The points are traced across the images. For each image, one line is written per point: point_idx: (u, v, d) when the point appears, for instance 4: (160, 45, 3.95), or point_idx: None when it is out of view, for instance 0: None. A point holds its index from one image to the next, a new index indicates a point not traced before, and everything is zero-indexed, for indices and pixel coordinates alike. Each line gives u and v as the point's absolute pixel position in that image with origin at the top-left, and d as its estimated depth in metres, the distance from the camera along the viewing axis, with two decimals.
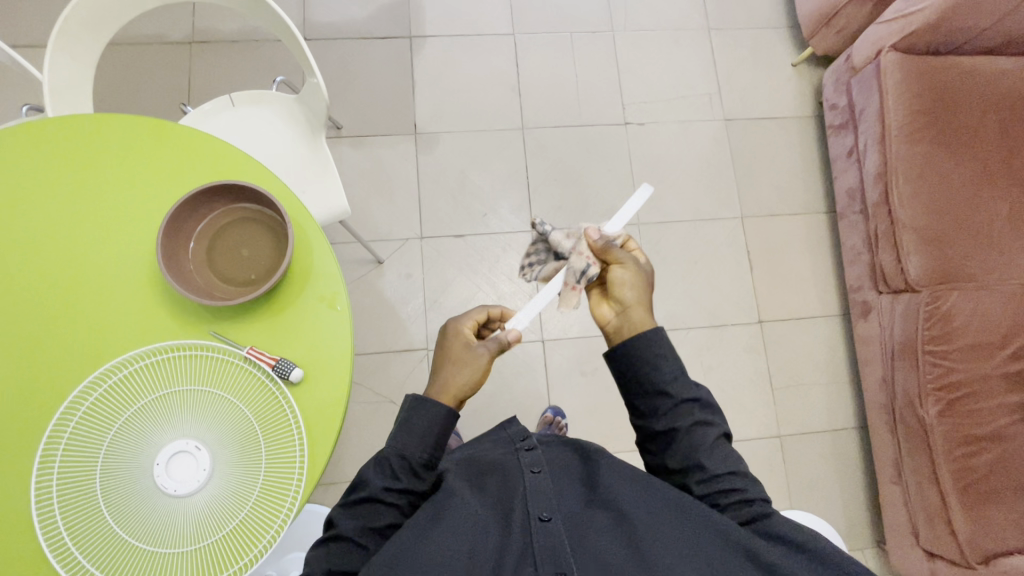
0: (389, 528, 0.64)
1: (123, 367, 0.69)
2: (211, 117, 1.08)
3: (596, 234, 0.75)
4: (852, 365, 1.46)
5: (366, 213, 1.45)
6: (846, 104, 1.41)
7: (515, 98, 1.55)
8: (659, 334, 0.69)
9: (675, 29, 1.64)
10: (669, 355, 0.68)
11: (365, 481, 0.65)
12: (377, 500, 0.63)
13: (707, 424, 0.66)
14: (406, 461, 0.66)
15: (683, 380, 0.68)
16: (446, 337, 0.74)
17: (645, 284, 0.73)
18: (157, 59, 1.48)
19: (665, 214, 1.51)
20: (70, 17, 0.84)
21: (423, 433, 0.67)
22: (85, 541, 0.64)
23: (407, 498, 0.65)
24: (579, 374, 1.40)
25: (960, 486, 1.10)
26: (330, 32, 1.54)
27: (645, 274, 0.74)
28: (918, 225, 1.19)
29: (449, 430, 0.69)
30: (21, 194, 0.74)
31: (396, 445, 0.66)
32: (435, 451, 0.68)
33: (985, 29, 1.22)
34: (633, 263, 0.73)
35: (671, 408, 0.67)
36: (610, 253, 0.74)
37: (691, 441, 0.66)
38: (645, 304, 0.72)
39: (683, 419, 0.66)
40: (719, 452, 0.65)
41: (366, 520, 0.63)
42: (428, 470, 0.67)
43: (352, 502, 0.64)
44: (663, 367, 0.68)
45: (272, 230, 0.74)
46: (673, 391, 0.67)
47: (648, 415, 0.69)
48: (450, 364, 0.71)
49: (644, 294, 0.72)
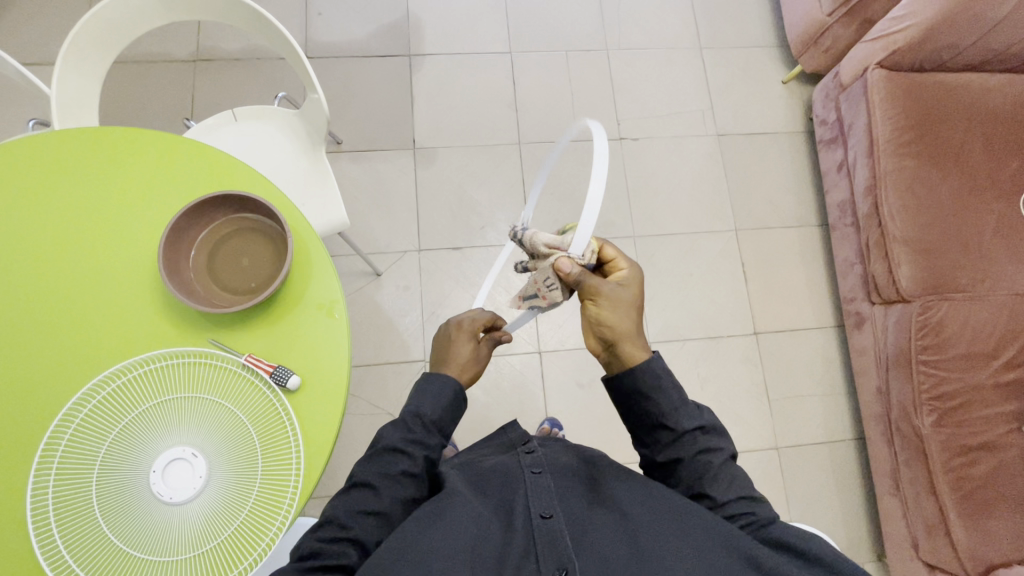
0: (403, 475, 0.66)
1: (123, 373, 0.70)
2: (214, 132, 1.10)
3: (569, 266, 0.65)
4: (848, 376, 1.46)
5: (365, 227, 1.46)
6: (835, 120, 1.45)
7: (513, 114, 1.59)
8: (656, 362, 0.70)
9: (669, 48, 1.68)
10: (667, 383, 0.69)
11: (381, 436, 0.69)
12: (393, 450, 0.67)
13: (712, 450, 0.67)
14: (420, 417, 0.69)
15: (684, 410, 0.69)
16: (457, 329, 0.76)
17: (631, 308, 0.69)
18: (161, 76, 1.51)
19: (660, 227, 1.54)
20: (79, 35, 0.87)
21: (438, 394, 0.71)
22: (78, 548, 0.63)
23: (420, 449, 0.68)
24: (577, 386, 1.40)
25: (957, 497, 1.10)
26: (331, 50, 1.58)
27: (628, 299, 0.69)
28: (908, 236, 1.21)
29: (460, 400, 0.73)
30: (27, 204, 0.76)
31: (412, 404, 0.70)
32: (447, 413, 0.71)
33: (968, 47, 1.25)
34: (610, 295, 0.68)
35: (673, 439, 0.68)
36: (586, 287, 0.67)
37: (695, 469, 0.66)
38: (634, 333, 0.69)
39: (687, 449, 0.67)
40: (726, 477, 0.66)
41: (383, 467, 0.66)
42: (440, 430, 0.71)
43: (373, 453, 0.67)
44: (662, 399, 0.68)
45: (273, 240, 0.75)
46: (673, 425, 0.68)
47: (651, 446, 0.71)
48: (457, 360, 0.74)
49: (630, 325, 0.69)
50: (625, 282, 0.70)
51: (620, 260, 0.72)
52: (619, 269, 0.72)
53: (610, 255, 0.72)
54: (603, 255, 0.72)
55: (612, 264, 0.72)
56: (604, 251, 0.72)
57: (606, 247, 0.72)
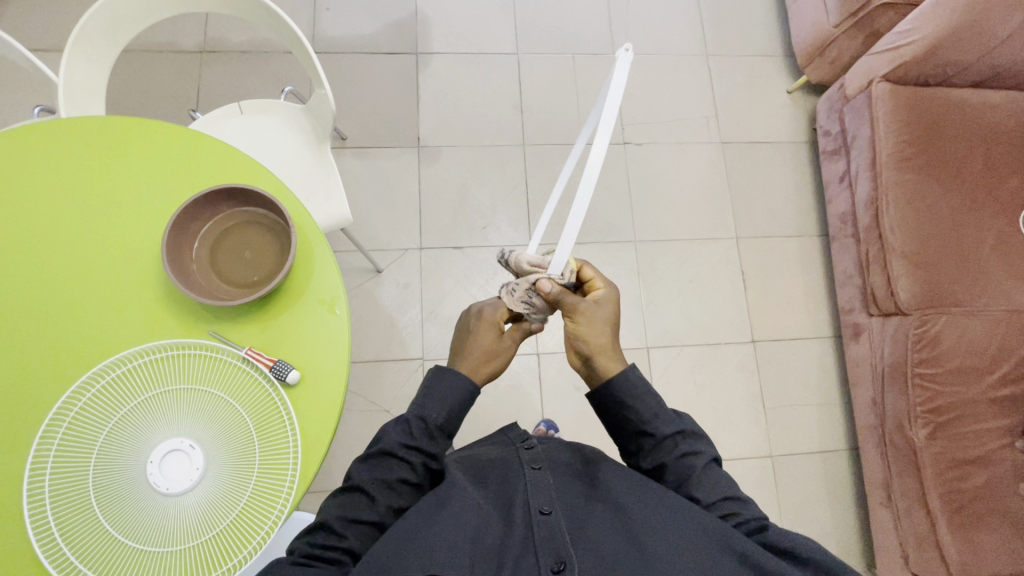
0: (400, 483, 0.66)
1: (124, 362, 0.70)
2: (220, 123, 1.10)
3: (550, 286, 0.66)
4: (844, 386, 1.47)
5: (367, 223, 1.47)
6: (839, 131, 1.45)
7: (517, 115, 1.59)
8: (632, 372, 0.70)
9: (675, 54, 1.68)
10: (645, 393, 0.70)
11: (384, 436, 0.69)
12: (391, 454, 0.67)
13: (692, 453, 0.68)
14: (424, 421, 0.69)
15: (663, 415, 0.69)
16: (478, 318, 0.73)
17: (607, 325, 0.69)
18: (167, 66, 1.51)
19: (662, 232, 1.54)
20: (89, 23, 0.87)
21: (443, 397, 0.70)
22: (74, 535, 0.64)
23: (420, 456, 0.68)
24: (573, 388, 1.41)
25: (946, 508, 1.11)
26: (338, 46, 1.58)
27: (605, 315, 0.69)
28: (908, 249, 1.21)
29: (471, 398, 0.72)
30: (34, 190, 0.76)
31: (417, 407, 0.70)
32: (453, 416, 0.71)
33: (972, 63, 1.26)
34: (588, 311, 0.68)
35: (654, 445, 0.69)
36: (563, 302, 0.68)
37: (679, 472, 0.67)
38: (611, 348, 0.70)
39: (668, 454, 0.68)
40: (710, 479, 0.66)
41: (380, 473, 0.66)
42: (444, 434, 0.70)
43: (370, 456, 0.68)
44: (640, 406, 0.69)
45: (275, 234, 0.75)
46: (653, 430, 0.69)
47: (636, 454, 0.71)
48: (475, 352, 0.72)
49: (607, 340, 0.69)
50: (602, 299, 0.71)
51: (598, 280, 0.73)
52: (596, 289, 0.73)
53: (588, 275, 0.74)
54: (582, 275, 0.74)
55: (591, 285, 0.74)
56: (583, 271, 0.74)
57: (585, 268, 0.74)
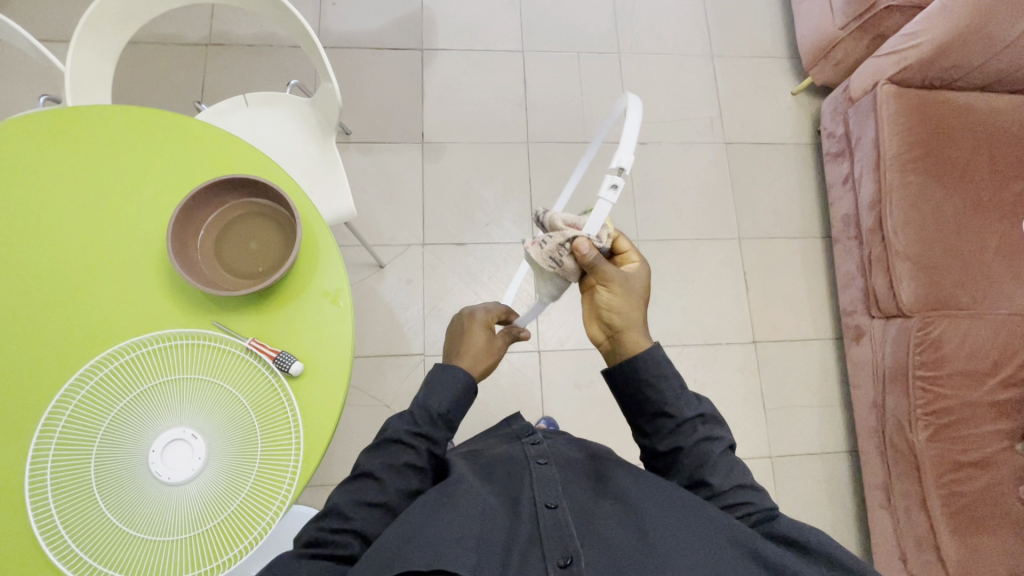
0: (407, 467, 0.66)
1: (126, 352, 0.70)
2: (225, 116, 1.10)
3: (588, 248, 0.65)
4: (845, 388, 1.47)
5: (370, 218, 1.47)
6: (843, 133, 1.45)
7: (522, 113, 1.59)
8: (657, 351, 0.70)
9: (681, 54, 1.69)
10: (669, 372, 0.70)
11: (388, 426, 0.69)
12: (397, 441, 0.67)
13: (711, 438, 0.68)
14: (428, 409, 0.69)
15: (684, 398, 0.69)
16: (470, 320, 0.77)
17: (638, 299, 0.71)
18: (172, 59, 1.51)
19: (665, 231, 1.54)
20: (95, 12, 0.86)
21: (445, 388, 0.70)
22: (75, 525, 0.64)
23: (425, 442, 0.68)
24: (573, 387, 1.41)
25: (946, 511, 1.11)
26: (344, 40, 1.58)
27: (637, 290, 0.70)
28: (911, 252, 1.21)
29: (469, 393, 0.72)
30: (37, 181, 0.76)
31: (422, 396, 0.70)
32: (457, 406, 0.71)
33: (978, 67, 1.26)
34: (622, 282, 0.69)
35: (674, 427, 0.69)
36: (599, 270, 0.68)
37: (696, 457, 0.67)
38: (638, 323, 0.71)
39: (687, 437, 0.68)
40: (725, 465, 0.66)
41: (388, 459, 0.66)
42: (448, 422, 0.71)
43: (376, 445, 0.68)
44: (663, 387, 0.69)
45: (279, 224, 0.75)
46: (674, 412, 0.69)
47: (651, 436, 0.71)
48: (472, 350, 0.75)
49: (637, 315, 0.70)
50: (635, 273, 0.71)
51: (632, 254, 0.74)
52: (629, 262, 0.73)
53: (623, 247, 0.74)
54: (617, 245, 0.74)
55: (624, 257, 0.74)
56: (619, 241, 0.74)
57: (620, 240, 0.74)
